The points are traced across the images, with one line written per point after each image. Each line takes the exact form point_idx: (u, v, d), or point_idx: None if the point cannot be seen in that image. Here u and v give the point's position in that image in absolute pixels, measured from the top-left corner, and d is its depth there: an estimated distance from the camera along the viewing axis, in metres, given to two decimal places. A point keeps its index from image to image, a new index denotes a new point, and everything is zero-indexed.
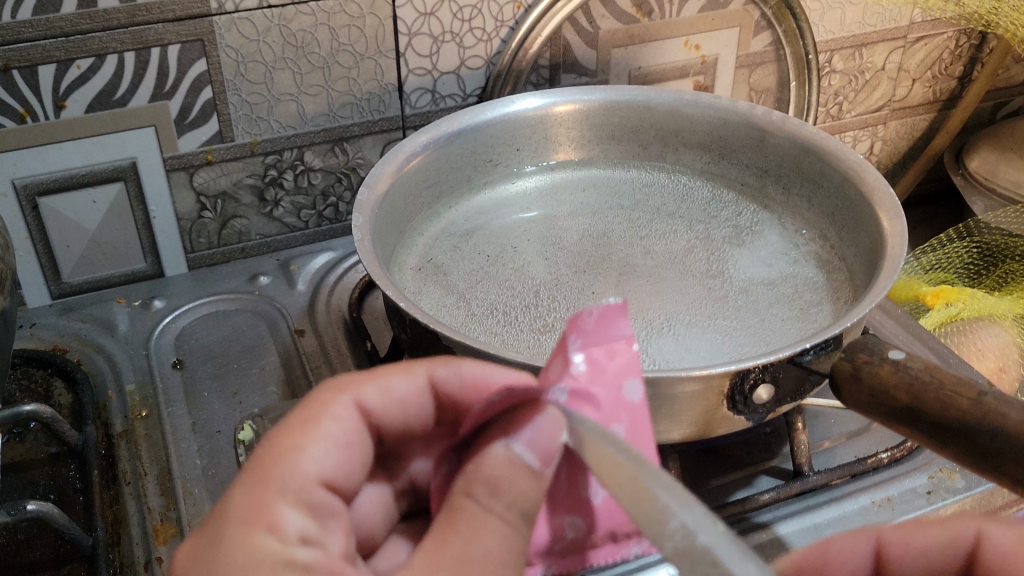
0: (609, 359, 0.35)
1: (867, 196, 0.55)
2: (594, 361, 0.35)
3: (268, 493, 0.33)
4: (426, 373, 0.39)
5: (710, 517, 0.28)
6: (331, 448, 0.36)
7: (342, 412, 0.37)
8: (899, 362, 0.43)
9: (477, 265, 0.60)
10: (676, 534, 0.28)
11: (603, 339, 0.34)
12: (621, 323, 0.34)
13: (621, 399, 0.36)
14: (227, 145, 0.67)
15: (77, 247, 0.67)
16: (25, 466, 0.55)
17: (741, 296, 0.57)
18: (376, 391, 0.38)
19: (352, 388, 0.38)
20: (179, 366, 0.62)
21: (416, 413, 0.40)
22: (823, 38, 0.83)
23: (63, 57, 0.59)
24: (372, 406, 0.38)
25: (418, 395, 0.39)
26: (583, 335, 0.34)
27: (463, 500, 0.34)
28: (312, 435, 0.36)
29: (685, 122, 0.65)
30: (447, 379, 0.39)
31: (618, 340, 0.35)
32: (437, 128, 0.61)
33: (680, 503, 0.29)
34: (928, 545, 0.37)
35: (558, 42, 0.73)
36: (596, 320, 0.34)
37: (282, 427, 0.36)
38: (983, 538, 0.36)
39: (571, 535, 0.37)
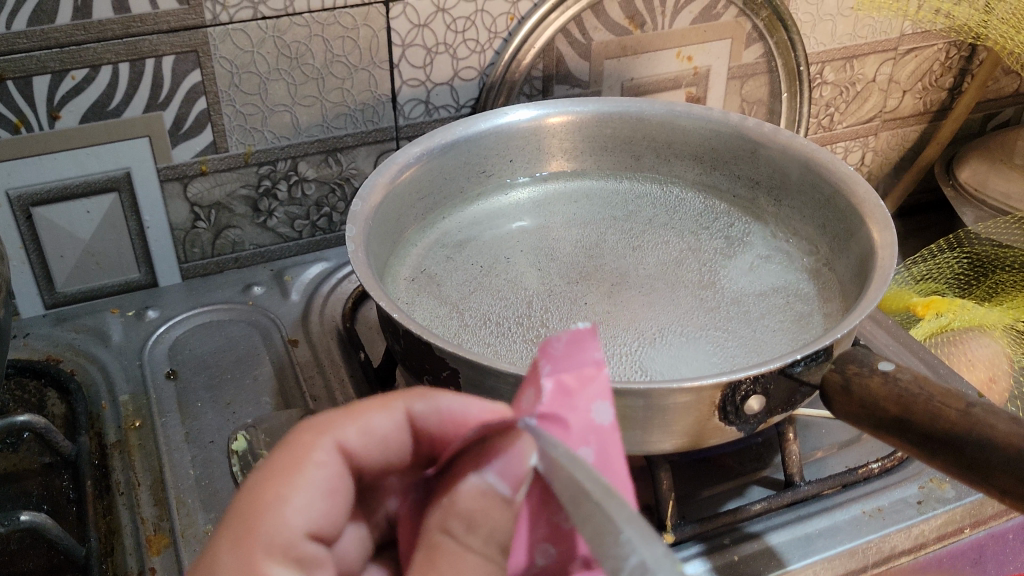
0: (580, 385, 0.32)
1: (857, 207, 0.56)
2: (566, 387, 0.32)
3: (255, 554, 0.32)
4: (405, 409, 0.37)
5: (672, 557, 0.26)
6: (316, 497, 0.34)
7: (325, 456, 0.35)
8: (889, 374, 0.43)
9: (470, 276, 0.60)
10: (634, 572, 0.26)
11: (573, 364, 0.32)
12: (591, 347, 0.32)
13: (593, 425, 0.33)
14: (221, 156, 0.68)
15: (71, 257, 0.67)
16: (19, 476, 0.55)
17: (733, 307, 0.57)
18: (357, 430, 0.36)
19: (332, 428, 0.36)
20: (173, 376, 0.62)
21: (398, 450, 0.38)
22: (814, 49, 0.83)
23: (58, 68, 0.59)
24: (354, 446, 0.36)
25: (396, 431, 0.37)
26: (552, 359, 0.32)
27: (440, 537, 0.33)
28: (295, 484, 0.34)
29: (677, 133, 0.66)
30: (426, 416, 0.37)
31: (590, 366, 0.32)
32: (430, 139, 0.62)
33: (641, 538, 0.27)
34: None
35: (552, 53, 0.74)
36: (564, 343, 0.32)
37: (264, 477, 0.34)
38: None
39: (543, 563, 0.34)
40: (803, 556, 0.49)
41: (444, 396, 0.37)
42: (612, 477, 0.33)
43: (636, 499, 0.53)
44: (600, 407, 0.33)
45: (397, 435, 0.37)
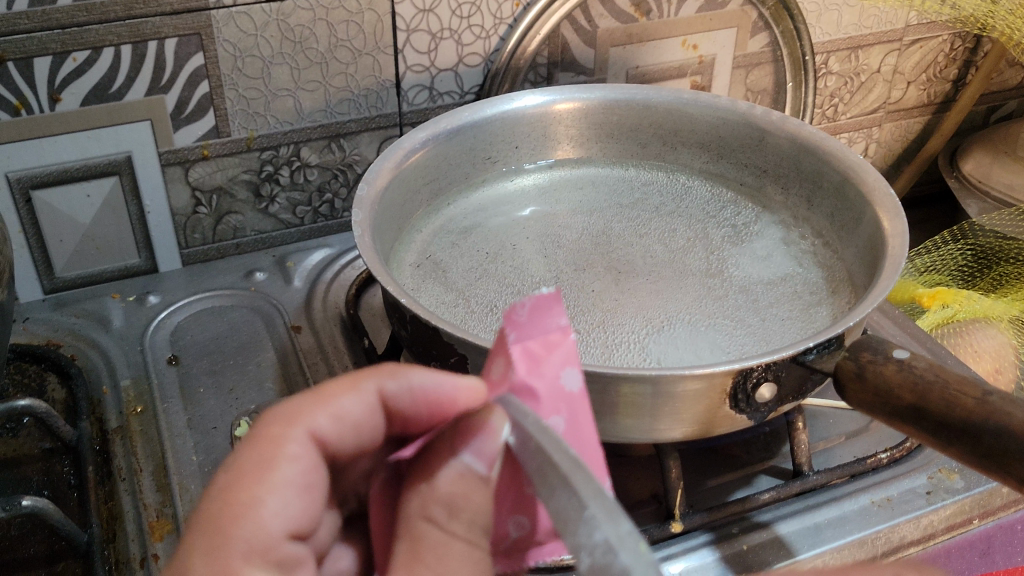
0: (547, 351, 0.34)
1: (867, 196, 0.55)
2: (532, 353, 0.34)
3: (231, 563, 0.30)
4: (376, 389, 0.36)
5: (635, 535, 0.26)
6: (291, 496, 0.32)
7: (297, 450, 0.33)
8: (904, 362, 0.43)
9: (475, 263, 0.60)
10: (597, 548, 0.27)
11: (538, 331, 0.34)
12: (555, 314, 0.33)
13: (560, 389, 0.35)
14: (223, 140, 0.67)
15: (71, 241, 0.66)
16: (19, 461, 0.54)
17: (740, 295, 0.57)
18: (328, 418, 0.35)
19: (302, 419, 0.34)
20: (174, 362, 0.61)
21: (369, 435, 0.36)
22: (820, 39, 0.83)
23: (59, 50, 0.58)
24: (326, 436, 0.34)
25: (368, 415, 0.36)
26: (517, 327, 0.33)
27: (422, 526, 0.32)
28: (267, 484, 0.32)
29: (685, 121, 0.65)
30: (398, 396, 0.36)
31: (555, 331, 0.34)
32: (436, 125, 0.61)
33: (605, 514, 0.27)
34: None
35: (557, 40, 0.73)
36: (528, 311, 0.33)
37: (232, 478, 0.32)
38: None
39: (515, 535, 0.36)
40: (812, 545, 0.48)
41: (418, 372, 0.35)
42: (580, 441, 0.35)
43: (643, 488, 0.52)
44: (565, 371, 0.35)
45: (368, 418, 0.36)
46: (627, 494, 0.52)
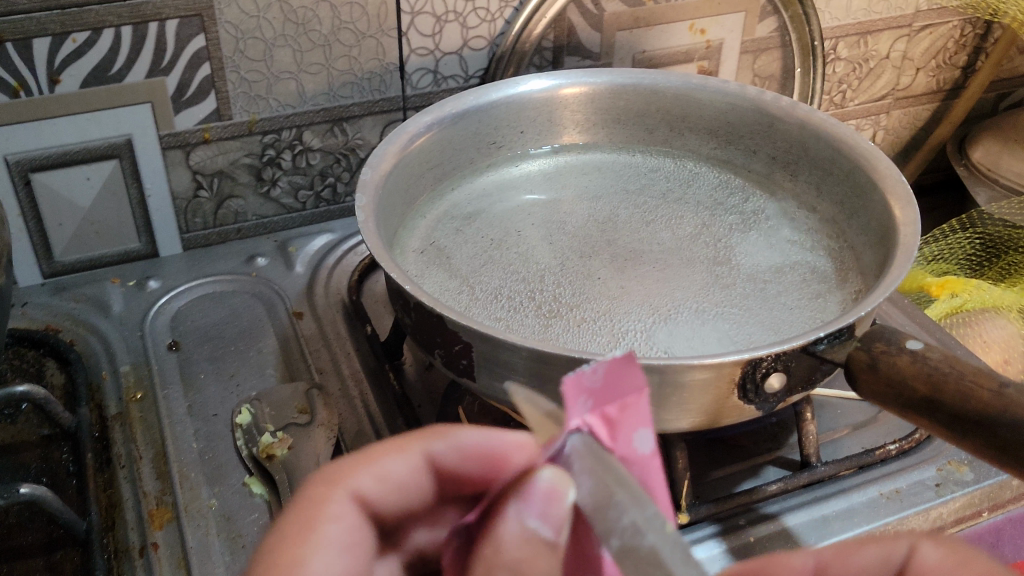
0: (622, 414, 0.29)
1: (878, 183, 0.54)
2: (606, 416, 0.29)
3: None
4: (423, 450, 0.35)
5: (661, 517, 0.26)
6: (337, 555, 0.32)
7: (340, 510, 0.33)
8: (917, 353, 0.42)
9: (480, 249, 0.59)
10: (625, 531, 0.26)
11: (611, 395, 0.29)
12: (634, 375, 0.29)
13: (630, 453, 0.30)
14: (225, 124, 0.66)
15: (70, 225, 0.65)
16: (17, 448, 0.54)
17: (748, 283, 0.56)
18: (372, 479, 0.34)
19: (346, 478, 0.34)
20: (175, 348, 0.60)
21: (416, 495, 0.36)
22: (829, 25, 0.82)
23: (59, 30, 0.58)
24: (370, 496, 0.34)
25: (414, 475, 0.35)
26: (589, 391, 0.29)
27: None
28: (312, 540, 0.31)
29: (693, 106, 0.64)
30: (445, 454, 0.35)
31: (632, 393, 0.29)
32: (440, 109, 0.60)
33: (631, 499, 0.27)
34: (865, 564, 0.38)
35: (563, 23, 0.72)
36: (601, 372, 0.29)
37: (281, 535, 0.31)
38: (914, 557, 0.37)
39: None
40: (820, 537, 0.48)
41: (469, 432, 0.35)
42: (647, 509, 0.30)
43: None
44: (640, 436, 0.30)
45: (413, 479, 0.35)
46: None
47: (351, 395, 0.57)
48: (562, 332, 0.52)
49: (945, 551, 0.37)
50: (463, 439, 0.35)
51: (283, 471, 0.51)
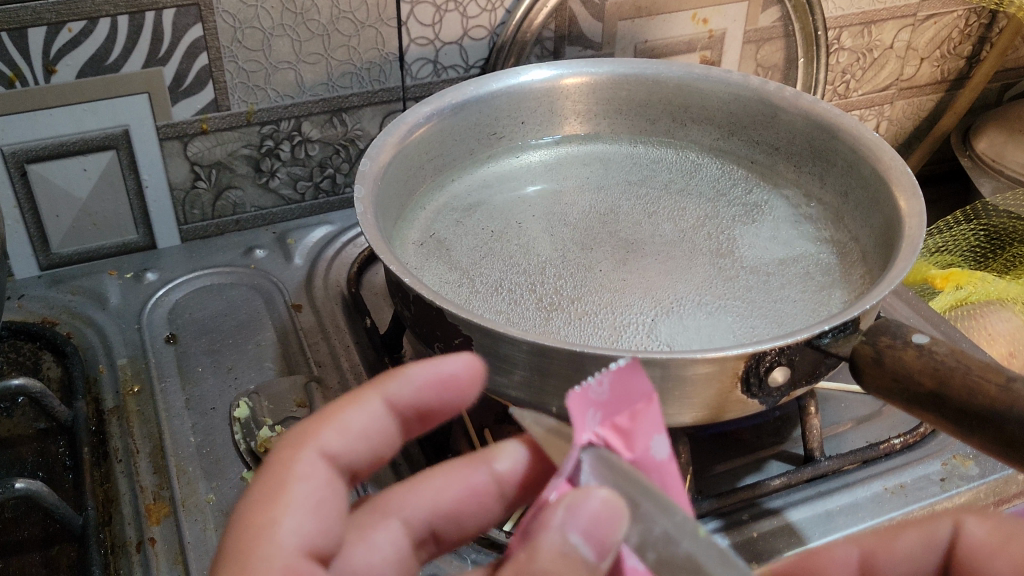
0: (634, 421, 0.29)
1: (882, 174, 0.54)
2: (617, 426, 0.29)
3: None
4: (381, 398, 0.34)
5: (690, 521, 0.27)
6: (307, 513, 0.30)
7: (309, 468, 0.31)
8: (924, 347, 0.41)
9: (480, 241, 0.58)
10: (659, 542, 0.27)
11: (620, 405, 0.29)
12: (640, 381, 0.29)
13: (646, 461, 0.30)
14: (222, 114, 0.66)
15: (67, 217, 0.65)
16: (13, 442, 0.53)
17: (752, 276, 0.55)
18: (333, 433, 0.33)
19: (313, 438, 0.32)
20: (172, 341, 0.60)
21: (383, 443, 0.34)
22: (833, 14, 0.81)
23: (54, 20, 0.57)
24: (337, 452, 0.33)
25: (377, 426, 0.34)
26: (597, 403, 0.29)
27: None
28: (284, 503, 0.30)
29: (696, 96, 0.64)
30: (402, 393, 0.34)
31: (641, 399, 0.29)
32: (440, 99, 0.60)
33: (658, 508, 0.28)
34: (910, 549, 0.36)
35: (564, 12, 0.71)
36: (607, 382, 0.29)
37: (250, 500, 0.30)
38: (959, 535, 0.35)
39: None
40: (824, 533, 0.47)
41: (414, 367, 0.34)
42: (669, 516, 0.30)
43: None
44: (655, 441, 0.30)
45: (378, 429, 0.34)
46: None
47: (350, 388, 0.56)
48: (563, 325, 0.51)
49: (990, 526, 0.35)
50: (412, 372, 0.34)
51: None
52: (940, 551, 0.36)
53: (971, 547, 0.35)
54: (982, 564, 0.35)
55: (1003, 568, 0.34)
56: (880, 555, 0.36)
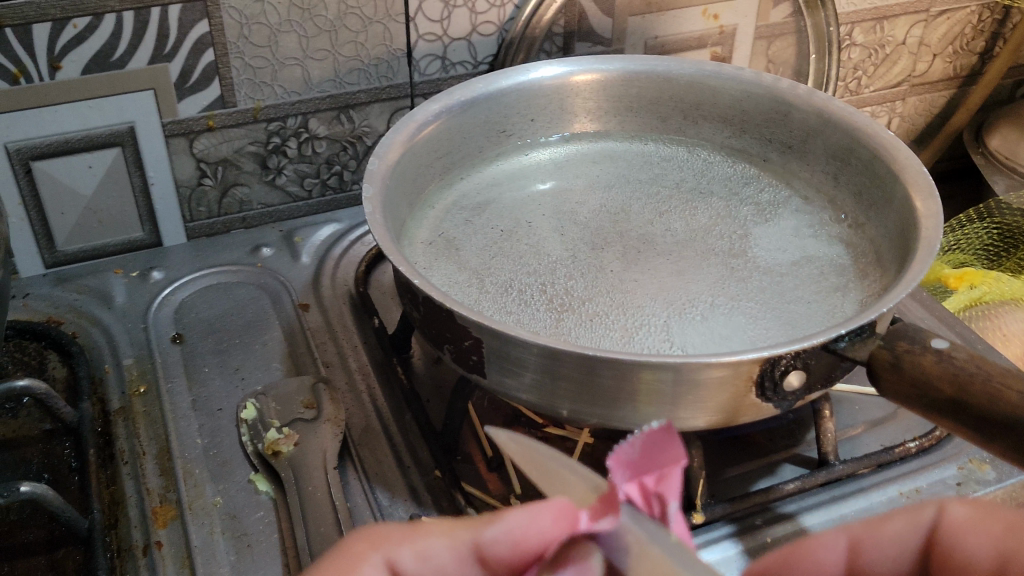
0: (660, 483, 0.31)
1: (898, 174, 0.53)
2: (643, 486, 0.32)
3: None
4: (473, 539, 0.33)
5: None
6: None
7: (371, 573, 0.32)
8: (943, 352, 0.41)
9: (490, 241, 0.58)
10: None
11: (650, 466, 0.32)
12: (671, 448, 0.31)
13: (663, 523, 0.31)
14: (229, 111, 0.65)
15: (72, 214, 0.64)
16: (19, 443, 0.53)
17: (765, 276, 0.55)
18: (411, 554, 0.33)
19: (384, 545, 0.33)
20: (178, 341, 0.59)
21: None
22: (845, 10, 0.80)
23: (60, 16, 0.56)
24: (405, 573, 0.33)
25: (459, 562, 0.33)
26: (624, 463, 0.32)
27: None
28: None
29: (707, 93, 0.63)
30: (495, 541, 0.32)
31: (670, 464, 0.32)
32: (449, 96, 0.59)
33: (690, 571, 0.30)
34: (895, 530, 0.35)
35: (573, 8, 0.71)
36: (638, 443, 0.32)
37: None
38: (941, 518, 0.34)
39: None
40: None
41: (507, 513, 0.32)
42: None
43: None
44: (670, 505, 0.31)
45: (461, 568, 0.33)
46: None
47: (358, 390, 0.56)
48: (573, 327, 0.50)
49: (972, 507, 0.34)
50: (506, 516, 0.32)
51: (288, 468, 0.50)
52: (925, 535, 0.35)
53: (950, 528, 0.34)
54: (960, 542, 0.33)
55: (981, 542, 0.33)
56: (866, 539, 0.36)
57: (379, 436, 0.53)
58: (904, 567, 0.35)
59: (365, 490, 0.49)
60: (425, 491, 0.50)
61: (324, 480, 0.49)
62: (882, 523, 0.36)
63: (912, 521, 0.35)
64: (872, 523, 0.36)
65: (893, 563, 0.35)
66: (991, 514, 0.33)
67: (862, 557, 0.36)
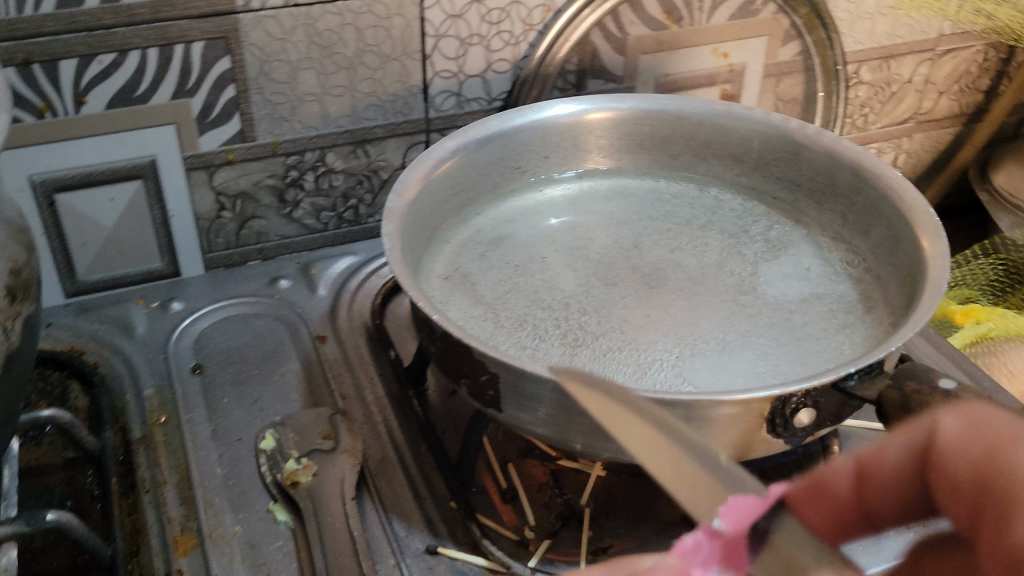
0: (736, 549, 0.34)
1: (905, 215, 0.54)
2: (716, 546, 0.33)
3: None
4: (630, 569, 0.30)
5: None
6: None
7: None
8: (950, 393, 0.42)
9: (504, 276, 0.59)
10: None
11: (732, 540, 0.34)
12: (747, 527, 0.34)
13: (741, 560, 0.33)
14: (249, 145, 0.66)
15: (93, 245, 0.65)
16: (42, 470, 0.54)
17: (774, 313, 0.56)
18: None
19: None
20: (198, 371, 0.60)
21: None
22: (852, 49, 0.82)
23: (85, 53, 0.58)
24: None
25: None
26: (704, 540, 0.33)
27: None
28: None
29: (718, 132, 0.64)
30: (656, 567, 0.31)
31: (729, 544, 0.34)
32: (465, 133, 0.60)
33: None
34: (896, 451, 0.32)
35: (587, 47, 0.72)
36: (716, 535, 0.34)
37: None
38: (935, 432, 0.30)
39: None
40: None
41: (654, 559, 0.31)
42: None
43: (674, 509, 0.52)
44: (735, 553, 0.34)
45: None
46: (658, 516, 0.52)
47: (374, 421, 0.57)
48: (587, 362, 0.52)
49: (964, 417, 0.29)
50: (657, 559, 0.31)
51: (307, 498, 0.50)
52: (924, 446, 0.31)
53: (943, 443, 0.30)
54: (950, 457, 0.29)
55: (963, 463, 0.29)
56: (873, 463, 0.32)
57: (395, 467, 0.54)
58: (912, 487, 0.32)
59: (382, 520, 0.50)
60: (441, 521, 0.51)
61: (341, 509, 0.50)
62: (886, 441, 0.32)
63: (908, 438, 0.31)
64: (880, 442, 0.33)
65: (900, 483, 0.32)
66: (987, 423, 0.29)
67: (871, 484, 0.33)
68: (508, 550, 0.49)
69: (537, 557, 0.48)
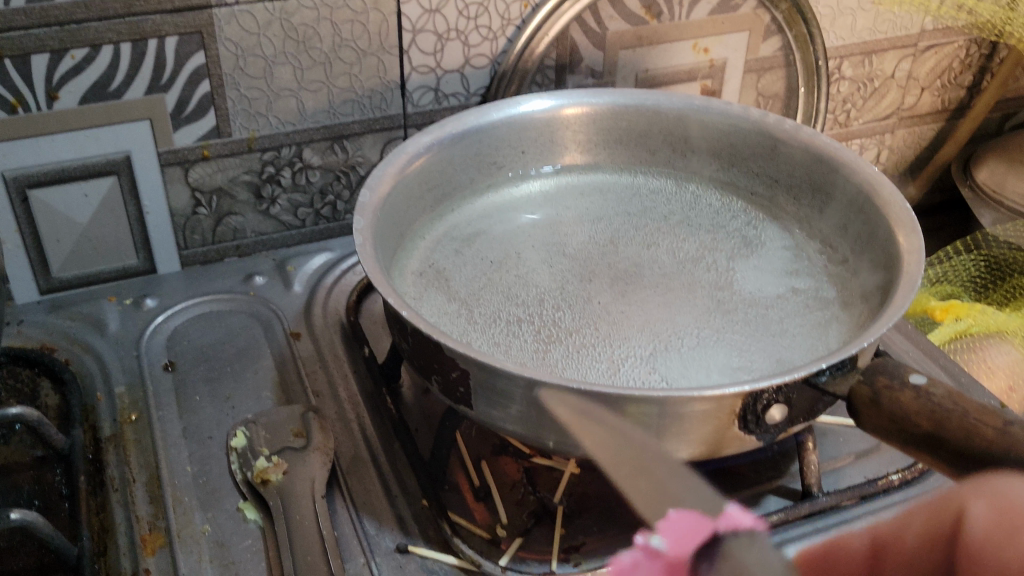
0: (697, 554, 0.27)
1: (881, 210, 0.54)
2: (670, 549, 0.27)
3: None
4: None
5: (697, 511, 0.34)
6: None
7: None
8: (921, 388, 0.42)
9: (480, 272, 0.58)
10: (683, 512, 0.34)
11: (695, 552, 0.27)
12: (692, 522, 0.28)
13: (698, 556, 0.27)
14: (224, 141, 0.66)
15: (67, 241, 0.65)
16: (9, 469, 0.53)
17: (750, 309, 0.55)
18: None
19: None
20: (170, 368, 0.60)
21: None
22: (834, 44, 0.82)
23: (58, 47, 0.57)
24: None
25: None
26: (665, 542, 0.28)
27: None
28: None
29: (695, 127, 0.64)
30: None
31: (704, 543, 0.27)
32: (441, 128, 0.60)
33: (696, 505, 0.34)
34: (915, 528, 0.31)
35: (565, 42, 0.72)
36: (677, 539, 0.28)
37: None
38: (963, 517, 0.29)
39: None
40: None
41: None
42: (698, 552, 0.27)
43: None
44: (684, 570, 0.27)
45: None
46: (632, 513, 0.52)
47: (347, 418, 0.56)
48: (561, 358, 0.51)
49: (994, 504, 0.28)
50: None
51: (277, 496, 0.50)
52: (948, 529, 0.30)
53: (974, 534, 0.28)
54: (974, 552, 0.28)
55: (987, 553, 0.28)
56: (892, 545, 0.31)
57: (367, 465, 0.53)
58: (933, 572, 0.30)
59: (353, 519, 0.50)
60: (413, 520, 0.50)
61: (312, 508, 0.49)
62: (903, 524, 0.31)
63: (928, 520, 0.30)
64: (902, 522, 0.32)
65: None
66: (1013, 511, 0.28)
67: (882, 557, 0.32)
68: (479, 549, 0.48)
69: (507, 556, 0.48)
